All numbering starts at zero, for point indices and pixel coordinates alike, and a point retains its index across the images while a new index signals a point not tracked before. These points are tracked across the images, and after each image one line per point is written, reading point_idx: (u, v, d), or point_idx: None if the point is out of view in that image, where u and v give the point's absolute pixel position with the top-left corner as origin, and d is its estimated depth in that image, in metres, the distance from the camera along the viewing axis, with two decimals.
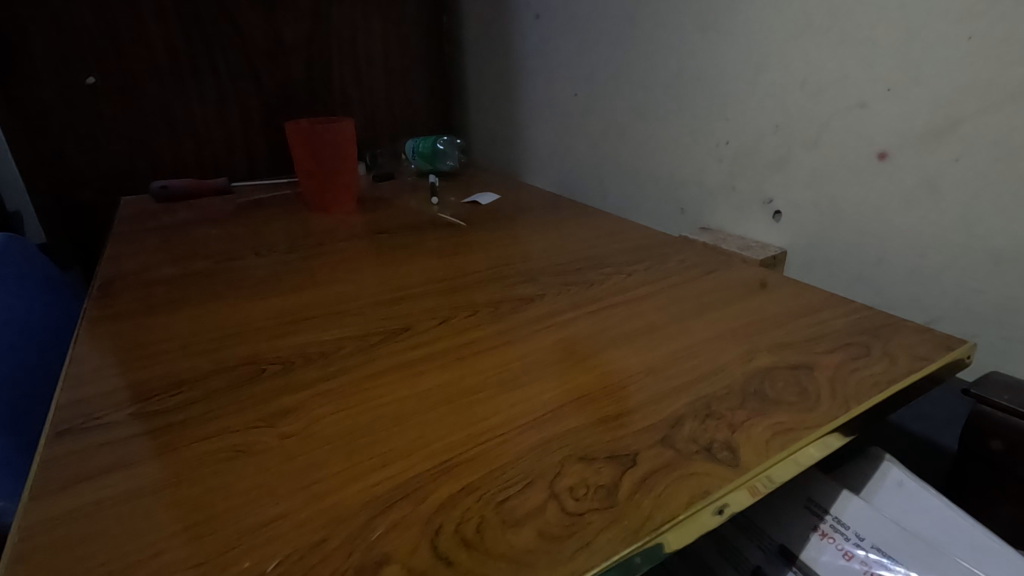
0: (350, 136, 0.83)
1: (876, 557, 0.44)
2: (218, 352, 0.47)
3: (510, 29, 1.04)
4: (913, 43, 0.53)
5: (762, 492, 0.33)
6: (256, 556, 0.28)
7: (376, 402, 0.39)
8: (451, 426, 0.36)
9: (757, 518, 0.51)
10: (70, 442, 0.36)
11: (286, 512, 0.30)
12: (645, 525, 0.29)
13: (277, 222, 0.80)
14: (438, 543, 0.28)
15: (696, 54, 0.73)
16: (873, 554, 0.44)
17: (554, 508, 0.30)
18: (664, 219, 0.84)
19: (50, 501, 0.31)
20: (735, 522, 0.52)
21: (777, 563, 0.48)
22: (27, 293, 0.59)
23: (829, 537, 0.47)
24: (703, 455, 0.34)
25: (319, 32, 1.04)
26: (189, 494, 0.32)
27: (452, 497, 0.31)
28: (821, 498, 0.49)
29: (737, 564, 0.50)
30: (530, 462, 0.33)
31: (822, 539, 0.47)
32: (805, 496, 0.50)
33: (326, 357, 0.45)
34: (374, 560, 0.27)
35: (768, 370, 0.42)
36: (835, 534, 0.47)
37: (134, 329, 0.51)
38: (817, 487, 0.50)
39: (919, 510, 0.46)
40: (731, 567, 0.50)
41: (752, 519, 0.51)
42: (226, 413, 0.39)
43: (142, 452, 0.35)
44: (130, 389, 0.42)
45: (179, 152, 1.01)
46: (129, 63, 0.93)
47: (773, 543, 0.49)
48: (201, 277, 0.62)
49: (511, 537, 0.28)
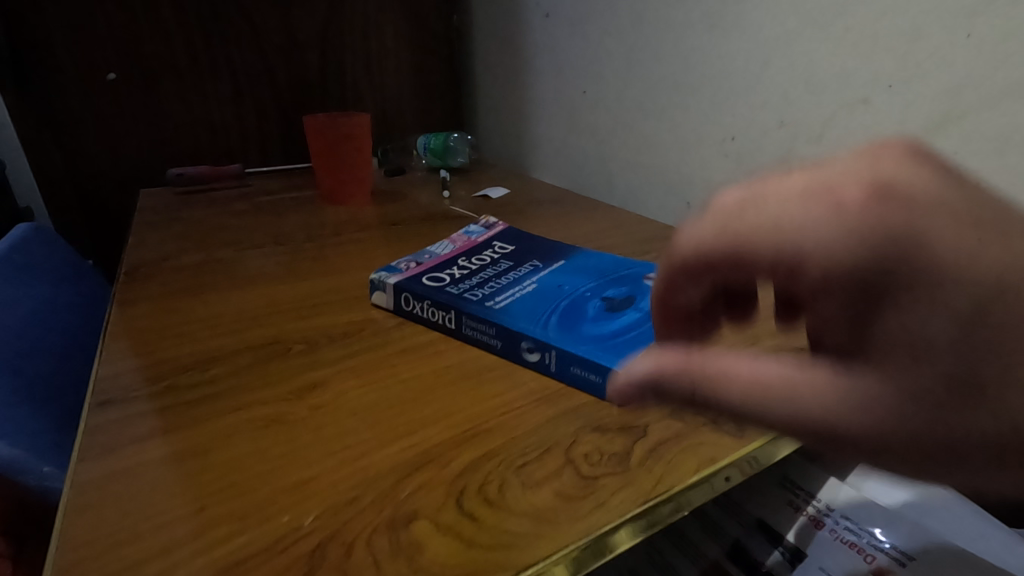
0: (366, 131, 0.85)
1: (870, 541, 0.45)
2: (245, 332, 0.49)
3: (520, 27, 1.06)
4: (915, 40, 0.54)
5: (748, 471, 0.34)
6: (294, 510, 0.30)
7: (397, 378, 0.41)
8: (470, 400, 0.38)
9: (738, 495, 0.50)
10: (112, 410, 0.39)
11: (320, 473, 0.32)
12: (656, 487, 0.31)
13: (293, 213, 0.82)
14: (462, 502, 0.30)
15: (703, 51, 0.75)
16: (868, 538, 0.45)
17: (569, 472, 0.32)
18: (669, 212, 0.86)
19: (97, 462, 0.34)
20: (716, 500, 0.51)
21: (756, 536, 0.47)
22: (56, 280, 0.62)
23: (818, 521, 0.47)
24: (710, 427, 0.36)
25: (333, 30, 1.07)
26: (227, 457, 0.34)
27: (474, 461, 0.33)
28: (799, 479, 0.50)
29: (715, 536, 0.48)
30: (546, 431, 0.35)
31: (810, 523, 0.47)
32: (780, 475, 0.51)
33: (348, 337, 0.47)
34: (404, 515, 0.29)
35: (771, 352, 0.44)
36: (824, 519, 0.47)
37: (163, 310, 0.54)
38: (799, 471, 0.51)
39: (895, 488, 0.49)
40: (710, 537, 0.48)
41: (733, 497, 0.51)
42: (256, 386, 0.41)
43: (179, 420, 0.37)
44: (163, 365, 0.44)
45: (196, 146, 1.03)
46: (149, 59, 0.96)
47: (752, 516, 0.49)
48: (221, 265, 0.64)
49: (531, 497, 0.30)
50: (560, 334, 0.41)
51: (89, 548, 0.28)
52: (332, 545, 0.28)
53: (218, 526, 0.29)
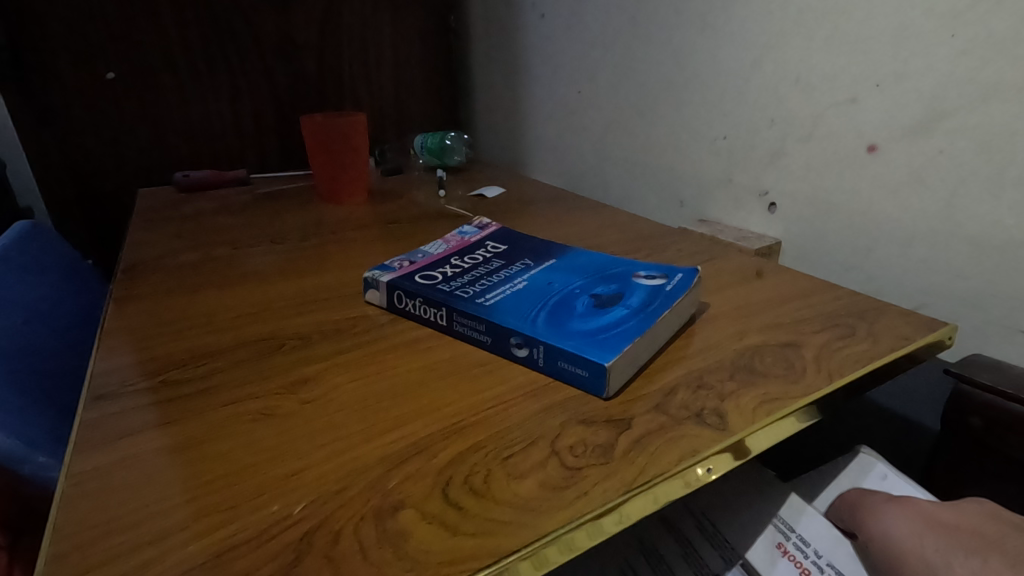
0: (362, 130, 0.86)
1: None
2: (240, 329, 0.50)
3: (517, 27, 1.06)
4: (903, 39, 0.55)
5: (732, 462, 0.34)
6: (283, 500, 0.30)
7: (387, 373, 0.42)
8: (458, 394, 0.39)
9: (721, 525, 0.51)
10: (108, 404, 0.39)
11: (309, 464, 0.33)
12: (639, 477, 0.32)
13: (290, 212, 0.83)
14: (448, 491, 0.31)
15: (694, 52, 0.76)
16: (830, 572, 0.44)
17: (554, 463, 0.33)
18: (663, 211, 0.86)
19: (92, 454, 0.34)
20: (700, 527, 0.52)
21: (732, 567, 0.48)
22: (57, 277, 0.63)
23: (787, 553, 0.47)
24: (694, 420, 0.36)
25: (330, 30, 1.07)
26: (219, 449, 0.34)
27: (462, 453, 0.33)
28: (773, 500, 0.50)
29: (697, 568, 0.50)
30: (532, 425, 0.36)
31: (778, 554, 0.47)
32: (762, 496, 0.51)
33: (341, 333, 0.48)
34: (391, 504, 0.30)
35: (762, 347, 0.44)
36: (794, 551, 0.46)
37: (160, 307, 0.54)
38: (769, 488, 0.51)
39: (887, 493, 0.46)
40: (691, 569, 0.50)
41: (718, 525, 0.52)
42: (249, 380, 0.42)
43: (173, 414, 0.38)
44: (157, 361, 0.45)
45: (194, 145, 1.04)
46: (147, 59, 0.97)
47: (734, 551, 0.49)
48: (217, 263, 0.65)
49: (516, 487, 0.31)
50: (547, 329, 0.41)
51: (82, 536, 0.29)
52: (320, 533, 0.28)
53: (208, 516, 0.30)
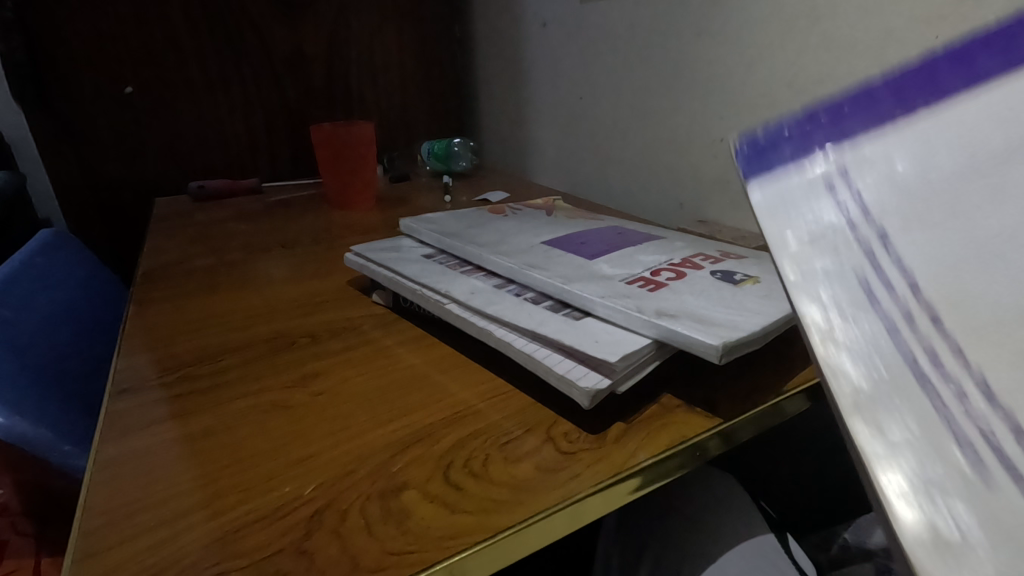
0: (370, 136, 0.89)
1: None
2: (252, 328, 0.52)
3: (519, 37, 1.09)
4: (887, 44, 0.57)
5: (718, 448, 0.36)
6: (294, 482, 0.32)
7: (393, 366, 0.44)
8: (464, 385, 0.41)
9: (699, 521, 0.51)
10: (130, 398, 0.42)
11: (319, 450, 0.35)
12: (627, 459, 0.34)
13: (302, 218, 0.86)
14: (449, 473, 0.33)
15: (690, 55, 0.77)
16: None
17: (550, 449, 0.35)
18: (664, 214, 0.87)
19: (114, 443, 0.37)
20: (691, 517, 0.51)
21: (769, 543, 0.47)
22: (80, 283, 0.66)
23: None
24: (683, 408, 0.38)
25: (339, 42, 1.10)
26: (233, 437, 0.37)
27: (462, 439, 0.35)
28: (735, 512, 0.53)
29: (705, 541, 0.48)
30: (530, 412, 0.38)
31: None
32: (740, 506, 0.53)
33: (349, 331, 0.50)
34: (395, 485, 0.32)
35: (739, 279, 0.46)
36: None
37: (176, 309, 0.57)
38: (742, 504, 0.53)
39: (688, 285, 0.45)
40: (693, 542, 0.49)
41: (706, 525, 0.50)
42: (263, 375, 0.44)
43: (191, 406, 0.40)
44: (171, 359, 0.47)
45: (208, 155, 1.07)
46: (164, 73, 1.00)
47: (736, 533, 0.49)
48: (232, 267, 0.68)
49: (513, 469, 0.33)
50: (535, 312, 0.43)
51: (108, 514, 0.31)
52: (329, 512, 0.30)
53: (224, 497, 0.32)
